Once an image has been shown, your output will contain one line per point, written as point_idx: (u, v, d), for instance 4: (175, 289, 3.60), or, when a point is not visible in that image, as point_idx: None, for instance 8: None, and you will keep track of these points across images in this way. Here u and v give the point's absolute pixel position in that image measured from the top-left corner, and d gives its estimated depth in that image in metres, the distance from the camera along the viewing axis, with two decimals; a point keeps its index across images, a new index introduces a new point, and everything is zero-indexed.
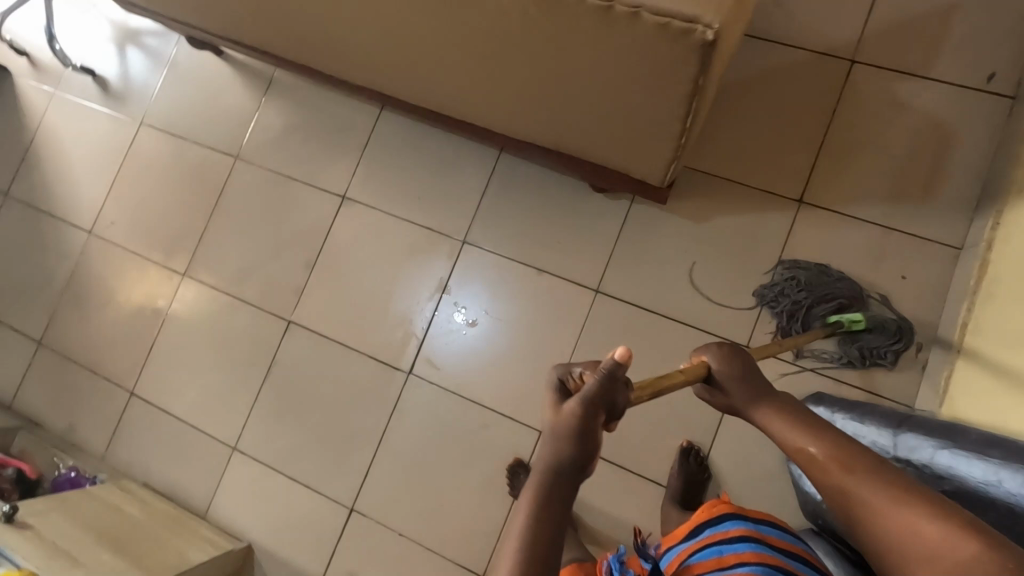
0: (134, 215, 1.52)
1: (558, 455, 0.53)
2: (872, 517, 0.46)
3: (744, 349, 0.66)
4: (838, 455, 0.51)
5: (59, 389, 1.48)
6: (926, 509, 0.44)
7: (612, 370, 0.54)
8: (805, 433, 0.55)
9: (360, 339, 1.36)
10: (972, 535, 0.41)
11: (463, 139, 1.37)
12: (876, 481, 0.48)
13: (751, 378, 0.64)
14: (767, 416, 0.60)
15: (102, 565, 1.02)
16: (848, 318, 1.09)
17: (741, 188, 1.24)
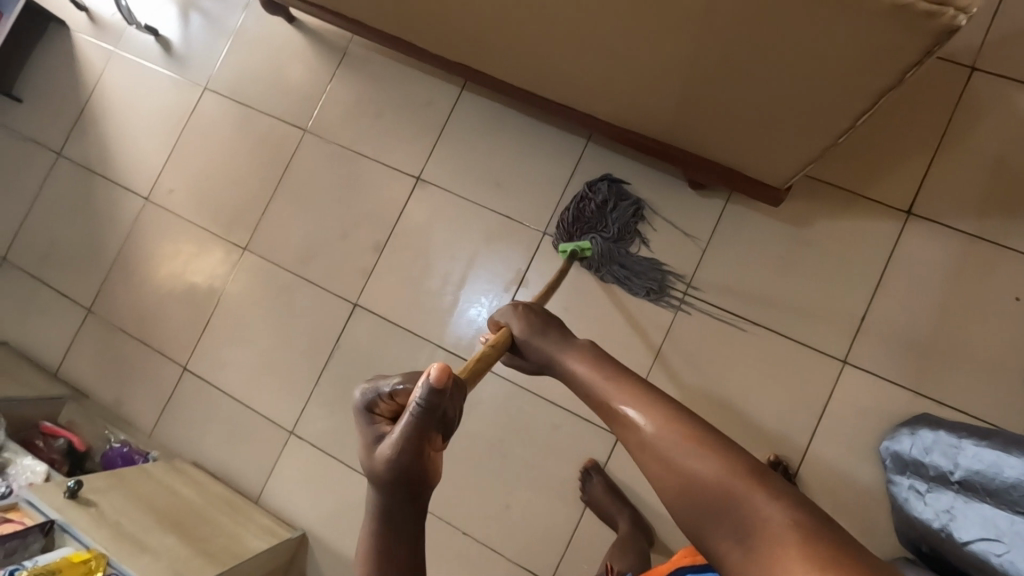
0: (193, 185, 1.46)
1: (377, 506, 0.44)
2: (659, 461, 0.45)
3: (540, 308, 0.75)
4: (637, 404, 0.51)
5: (108, 360, 1.43)
6: (708, 452, 0.43)
7: (429, 399, 0.45)
8: (610, 386, 0.55)
9: (429, 327, 1.30)
10: (748, 477, 0.41)
11: (548, 125, 1.31)
12: (668, 426, 0.47)
13: (556, 336, 0.69)
14: (574, 367, 0.62)
15: (170, 551, 0.97)
16: (577, 246, 1.19)
17: (844, 194, 1.19)
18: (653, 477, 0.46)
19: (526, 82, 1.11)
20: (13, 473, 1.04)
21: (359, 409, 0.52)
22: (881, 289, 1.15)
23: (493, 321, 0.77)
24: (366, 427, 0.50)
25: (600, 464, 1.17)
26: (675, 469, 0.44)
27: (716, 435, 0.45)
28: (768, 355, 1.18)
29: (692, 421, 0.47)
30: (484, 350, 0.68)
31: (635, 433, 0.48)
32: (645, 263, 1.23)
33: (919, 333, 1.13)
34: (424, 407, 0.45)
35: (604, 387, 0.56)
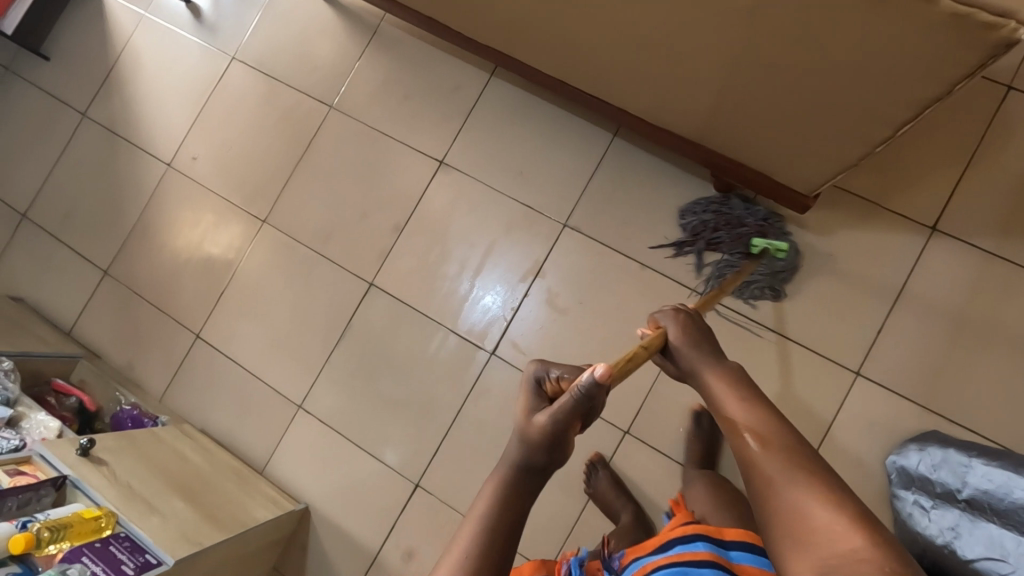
0: (217, 154, 1.46)
1: (523, 458, 0.54)
2: (770, 487, 0.49)
3: (702, 320, 0.74)
4: (759, 427, 0.53)
5: (123, 323, 1.44)
6: (825, 494, 0.46)
7: (589, 389, 0.54)
8: (736, 402, 0.58)
9: (443, 311, 1.30)
10: (861, 528, 0.43)
11: (576, 117, 1.30)
12: (788, 459, 0.50)
13: (703, 345, 0.69)
14: (706, 377, 0.64)
15: (178, 515, 0.99)
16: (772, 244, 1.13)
17: (870, 206, 1.18)
18: (759, 500, 0.49)
19: (560, 72, 1.11)
20: (27, 427, 1.05)
21: (528, 380, 0.61)
22: (900, 303, 1.15)
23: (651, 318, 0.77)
24: (532, 391, 0.60)
25: (606, 459, 1.18)
26: (785, 499, 0.47)
27: (840, 482, 0.47)
28: (781, 363, 1.17)
29: (815, 462, 0.49)
30: (637, 348, 0.68)
31: (750, 454, 0.52)
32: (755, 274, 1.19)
33: (935, 350, 1.13)
34: (587, 391, 0.54)
35: (727, 402, 0.59)
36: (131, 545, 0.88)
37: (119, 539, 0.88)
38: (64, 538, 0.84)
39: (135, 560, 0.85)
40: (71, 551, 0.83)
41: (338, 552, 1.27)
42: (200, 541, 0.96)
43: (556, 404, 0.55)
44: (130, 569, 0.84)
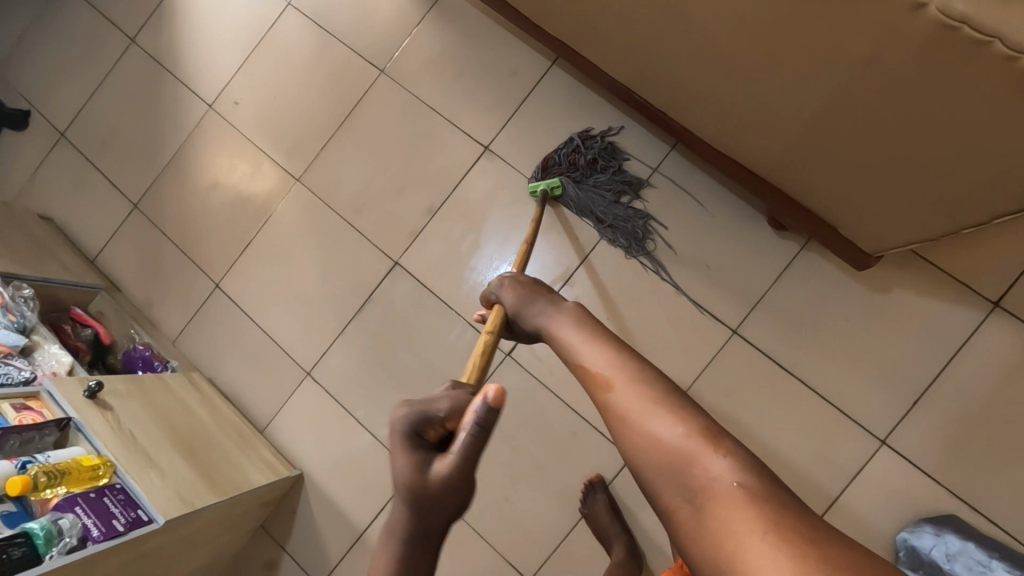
0: (260, 102, 1.42)
1: (427, 514, 0.53)
2: (627, 425, 0.51)
3: (529, 279, 0.78)
4: (607, 365, 0.56)
5: (146, 260, 1.44)
6: (672, 418, 0.49)
7: (487, 422, 0.53)
8: (581, 343, 0.61)
9: (465, 303, 1.27)
10: (709, 442, 0.47)
11: (635, 123, 1.23)
12: (637, 389, 0.53)
13: (539, 298, 0.73)
14: (553, 325, 0.67)
15: (177, 473, 0.99)
16: (546, 185, 1.20)
17: (932, 268, 1.10)
18: (621, 440, 0.52)
19: (628, 77, 1.04)
20: (40, 358, 1.05)
21: (409, 428, 0.56)
22: (944, 376, 1.08)
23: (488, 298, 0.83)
24: (413, 446, 0.55)
25: (605, 481, 1.15)
26: (641, 434, 0.50)
27: (681, 401, 0.51)
28: (806, 417, 1.12)
29: (659, 386, 0.53)
30: (485, 336, 0.73)
31: (604, 395, 0.54)
32: (633, 222, 1.20)
33: (971, 431, 1.07)
34: (482, 428, 0.53)
35: (577, 346, 0.61)
36: (125, 499, 0.88)
37: (113, 490, 0.88)
38: (61, 483, 0.84)
39: (127, 515, 0.86)
40: (65, 498, 0.82)
41: (326, 523, 1.27)
42: (192, 502, 0.96)
43: (454, 455, 0.53)
44: (120, 525, 0.84)
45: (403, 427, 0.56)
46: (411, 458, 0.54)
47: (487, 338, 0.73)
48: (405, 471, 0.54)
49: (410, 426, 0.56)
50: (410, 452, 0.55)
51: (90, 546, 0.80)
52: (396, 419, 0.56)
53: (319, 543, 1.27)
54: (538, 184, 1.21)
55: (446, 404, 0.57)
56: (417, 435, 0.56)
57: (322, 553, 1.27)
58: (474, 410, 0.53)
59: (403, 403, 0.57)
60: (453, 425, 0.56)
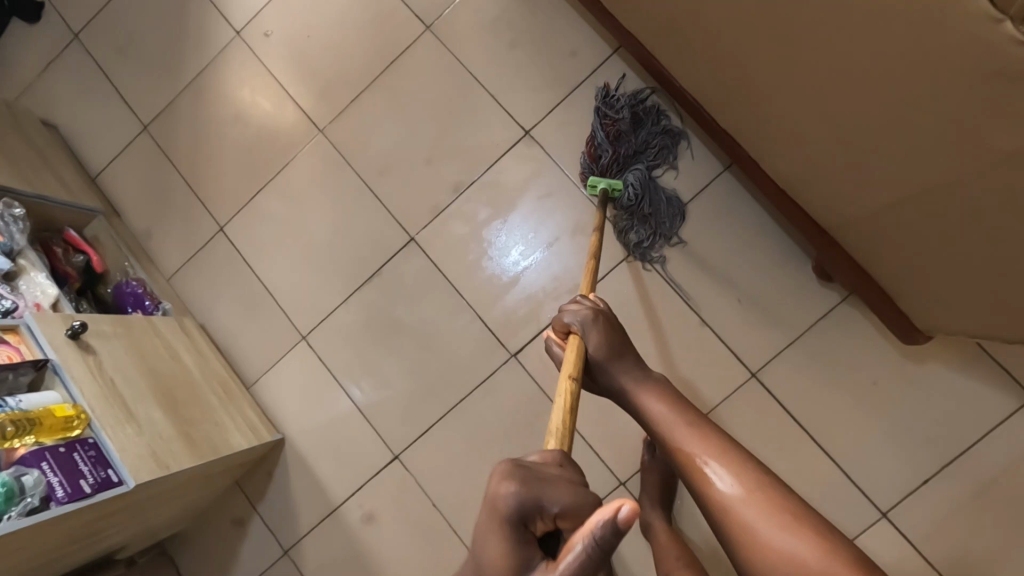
0: (293, 37, 1.31)
1: None
2: (753, 538, 0.49)
3: (618, 322, 0.76)
4: (719, 461, 0.55)
5: (150, 188, 1.36)
6: (806, 536, 0.48)
7: (605, 542, 0.40)
8: (687, 430, 0.59)
9: (478, 293, 1.20)
10: (855, 570, 0.46)
11: (693, 133, 1.14)
12: (758, 497, 0.52)
13: (627, 360, 0.72)
14: (646, 399, 0.66)
15: (154, 428, 0.96)
16: (608, 184, 1.06)
17: (973, 346, 1.05)
18: (747, 555, 0.49)
19: (702, 83, 0.94)
20: (23, 287, 0.99)
21: (510, 512, 0.47)
22: (962, 461, 1.04)
23: (563, 326, 0.77)
24: (514, 532, 0.46)
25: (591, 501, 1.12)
26: (769, 550, 0.48)
27: (812, 516, 0.50)
28: (811, 474, 1.07)
29: (785, 496, 0.52)
30: (569, 383, 0.66)
31: (719, 494, 0.53)
32: (653, 208, 1.12)
33: (978, 520, 1.02)
34: (597, 552, 0.40)
35: (682, 435, 0.59)
36: (95, 456, 0.85)
37: (85, 445, 0.84)
38: (30, 433, 0.79)
39: (96, 476, 0.83)
40: (32, 452, 0.78)
41: (301, 489, 1.24)
42: (168, 465, 0.93)
43: (558, 573, 0.42)
44: (87, 486, 0.81)
45: (504, 506, 0.47)
46: (511, 548, 0.45)
47: (570, 385, 0.65)
48: (498, 565, 0.45)
49: (513, 507, 0.47)
50: (509, 540, 0.46)
51: (54, 507, 0.78)
52: (499, 494, 0.48)
53: (291, 509, 1.24)
54: (599, 181, 1.06)
55: (565, 494, 0.48)
56: (521, 522, 0.46)
57: (292, 520, 1.24)
58: (590, 526, 0.41)
59: (505, 469, 0.49)
60: (565, 526, 0.47)
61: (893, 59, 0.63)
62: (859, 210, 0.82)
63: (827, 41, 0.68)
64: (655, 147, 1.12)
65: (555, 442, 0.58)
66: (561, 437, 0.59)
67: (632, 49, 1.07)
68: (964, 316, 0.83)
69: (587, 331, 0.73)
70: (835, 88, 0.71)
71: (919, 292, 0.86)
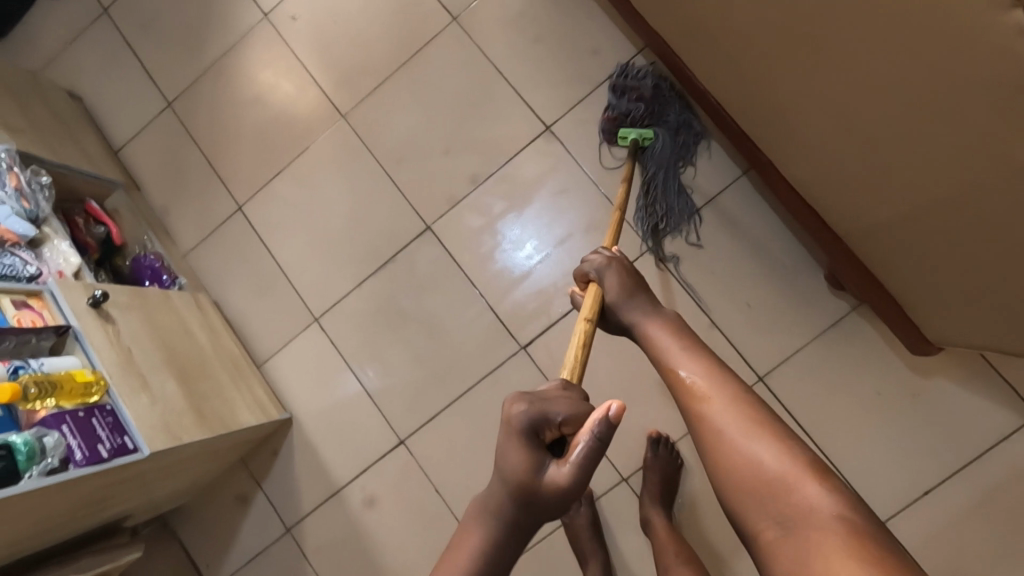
0: (319, 22, 1.32)
1: (515, 507, 0.57)
2: (723, 442, 0.56)
3: (633, 267, 0.76)
4: (706, 378, 0.61)
5: (171, 164, 1.38)
6: (772, 443, 0.54)
7: (604, 433, 0.55)
8: (681, 352, 0.64)
9: (490, 285, 1.21)
10: (813, 476, 0.52)
11: (712, 137, 1.15)
12: (736, 411, 0.57)
13: (640, 299, 0.72)
14: (646, 325, 0.70)
15: (167, 400, 0.97)
16: (637, 134, 1.09)
17: (979, 362, 1.05)
18: (715, 456, 0.57)
19: (727, 88, 0.95)
20: (47, 254, 1.01)
21: (524, 426, 0.58)
22: (962, 474, 1.05)
23: (582, 274, 0.79)
24: (529, 442, 0.58)
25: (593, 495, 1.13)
26: (735, 452, 0.55)
27: (783, 431, 0.56)
28: None
29: (762, 412, 0.57)
30: (584, 324, 0.70)
31: (702, 408, 0.59)
32: (676, 199, 1.13)
33: (976, 534, 1.03)
34: (598, 441, 0.55)
35: (674, 353, 0.64)
36: (113, 422, 0.86)
37: (103, 412, 0.86)
38: (52, 396, 0.81)
39: (112, 441, 0.85)
40: (53, 415, 0.80)
41: (305, 469, 1.26)
42: (180, 436, 0.95)
43: (570, 463, 0.56)
44: (105, 450, 0.83)
45: (520, 423, 0.58)
46: (529, 455, 0.57)
47: (585, 325, 0.70)
48: (521, 468, 0.57)
49: (524, 423, 0.58)
50: (527, 447, 0.58)
51: (72, 469, 0.80)
52: (513, 413, 0.59)
53: (295, 488, 1.26)
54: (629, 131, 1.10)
55: (566, 405, 0.59)
56: (534, 433, 0.58)
57: (296, 499, 1.26)
58: (593, 425, 0.55)
59: (518, 394, 0.60)
60: (570, 429, 0.59)
61: (919, 70, 0.64)
62: (875, 219, 0.83)
63: (856, 51, 0.68)
64: (682, 134, 1.13)
65: (569, 376, 0.65)
66: (576, 368, 0.66)
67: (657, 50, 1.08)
68: (974, 330, 0.84)
69: (604, 277, 0.75)
70: (859, 97, 0.72)
71: (931, 303, 0.87)
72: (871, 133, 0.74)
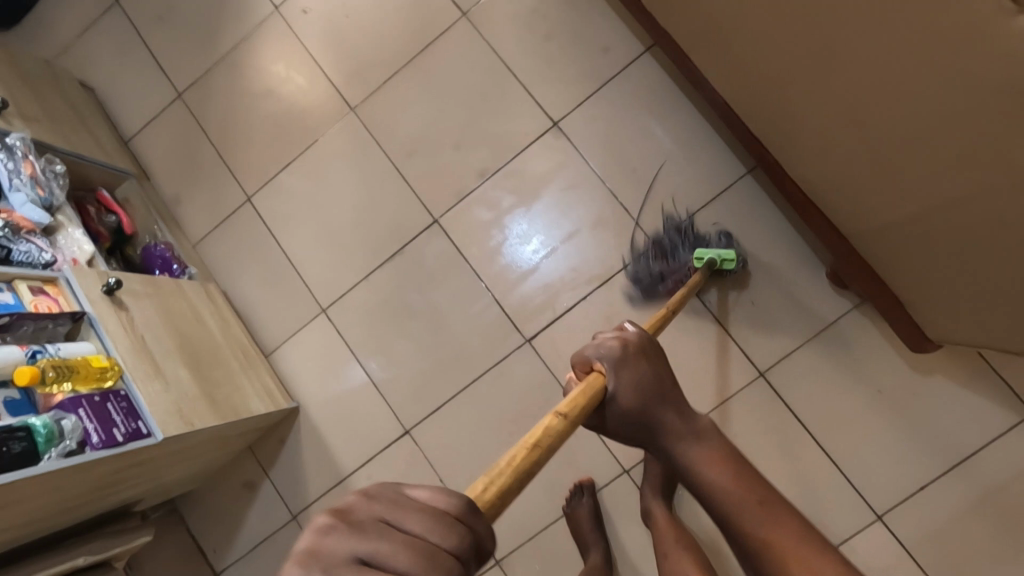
0: (330, 16, 1.33)
1: None
2: None
3: (645, 351, 0.66)
4: (796, 553, 0.56)
5: (181, 155, 1.39)
6: None
7: (456, 549, 0.36)
8: (756, 510, 0.58)
9: (497, 279, 1.23)
10: None
11: (718, 136, 1.17)
12: None
13: (670, 408, 0.64)
14: (699, 460, 0.61)
15: (180, 386, 0.99)
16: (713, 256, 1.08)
17: (978, 361, 1.07)
18: None
19: (734, 87, 0.96)
20: (62, 242, 1.03)
21: None
22: (958, 470, 1.06)
23: (584, 363, 0.66)
24: None
25: (595, 486, 1.15)
26: None
27: None
28: (810, 473, 1.10)
29: None
30: (555, 419, 0.55)
31: None
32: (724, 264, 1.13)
33: (970, 529, 1.05)
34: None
35: (751, 514, 0.58)
36: (127, 407, 0.88)
37: (117, 397, 0.88)
38: (68, 380, 0.83)
39: (127, 426, 0.86)
40: (70, 399, 0.82)
41: (312, 457, 1.27)
42: (193, 422, 0.97)
43: None
44: (120, 435, 0.84)
45: None
46: None
47: (556, 422, 0.54)
48: None
49: None
50: None
51: (88, 452, 0.81)
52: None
53: (302, 476, 1.28)
54: (706, 254, 1.08)
55: (390, 568, 0.34)
56: None
57: (302, 487, 1.28)
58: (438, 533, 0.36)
59: (318, 535, 0.34)
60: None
61: (924, 72, 0.65)
62: (878, 218, 0.85)
63: (862, 53, 0.70)
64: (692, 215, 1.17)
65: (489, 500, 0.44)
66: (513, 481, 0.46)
67: (665, 48, 1.09)
68: (973, 329, 0.86)
69: (616, 372, 0.64)
70: (865, 98, 0.74)
71: (931, 302, 0.89)
72: (876, 134, 0.76)
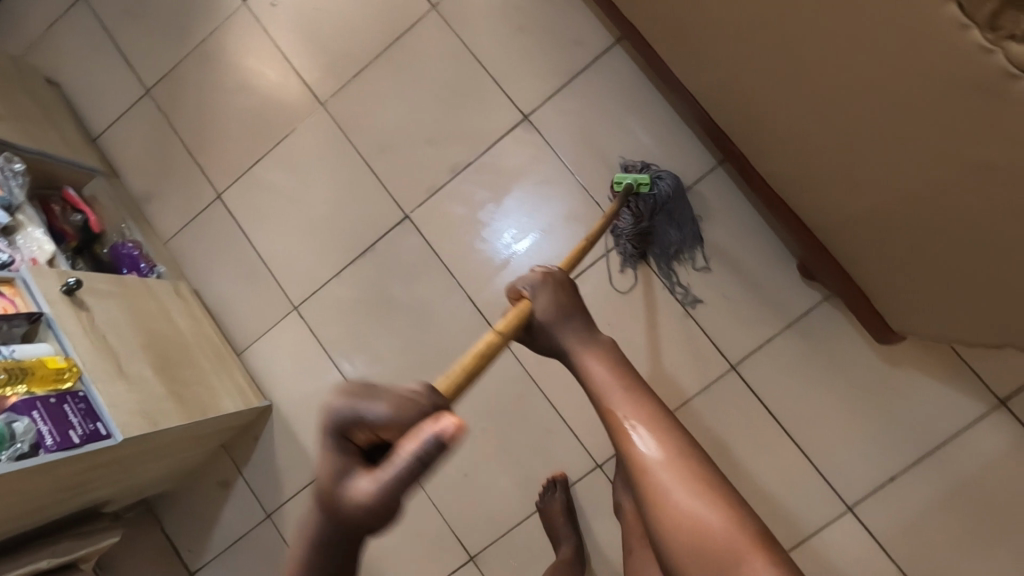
0: (299, 9, 1.31)
1: (312, 531, 0.44)
2: (664, 503, 0.48)
3: (568, 284, 0.70)
4: (647, 426, 0.52)
5: (151, 152, 1.37)
6: (709, 501, 0.47)
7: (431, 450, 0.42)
8: (617, 389, 0.56)
9: (469, 274, 1.22)
10: (759, 549, 0.45)
11: (688, 129, 1.16)
12: (680, 465, 0.50)
13: (576, 322, 0.66)
14: (582, 356, 0.61)
15: (146, 386, 0.98)
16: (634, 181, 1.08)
17: (947, 351, 1.07)
18: (655, 518, 0.49)
19: (699, 78, 0.95)
20: (21, 241, 1.01)
21: (332, 421, 0.45)
22: (927, 460, 1.07)
23: (515, 290, 0.72)
24: (332, 443, 0.45)
25: (568, 481, 1.15)
26: (679, 517, 0.47)
27: (728, 488, 0.49)
28: (782, 466, 1.10)
29: (710, 471, 0.50)
30: (494, 336, 0.61)
31: (640, 457, 0.50)
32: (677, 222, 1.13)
33: (939, 518, 1.05)
34: (419, 463, 0.42)
35: (611, 392, 0.56)
36: (85, 409, 0.87)
37: (75, 398, 0.87)
38: (22, 383, 0.82)
39: (84, 427, 0.85)
40: (23, 401, 0.81)
41: (285, 455, 1.27)
42: (158, 421, 0.96)
43: (380, 477, 0.42)
44: (76, 436, 0.84)
45: (328, 417, 0.46)
46: (329, 460, 0.44)
47: (495, 337, 0.61)
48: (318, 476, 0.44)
49: (335, 418, 0.45)
50: (329, 450, 0.45)
51: (42, 454, 0.81)
52: (326, 403, 0.46)
53: (276, 474, 1.27)
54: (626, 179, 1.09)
55: (389, 403, 0.46)
56: (339, 432, 0.45)
57: (277, 485, 1.27)
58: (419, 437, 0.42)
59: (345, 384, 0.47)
60: (389, 435, 0.46)
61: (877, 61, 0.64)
62: (841, 209, 0.84)
63: (817, 43, 0.69)
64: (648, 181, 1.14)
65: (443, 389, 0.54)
66: (467, 375, 0.56)
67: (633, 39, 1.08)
68: (936, 319, 0.85)
69: (536, 294, 0.68)
70: (821, 90, 0.73)
71: (896, 292, 0.88)
72: (833, 127, 0.75)
